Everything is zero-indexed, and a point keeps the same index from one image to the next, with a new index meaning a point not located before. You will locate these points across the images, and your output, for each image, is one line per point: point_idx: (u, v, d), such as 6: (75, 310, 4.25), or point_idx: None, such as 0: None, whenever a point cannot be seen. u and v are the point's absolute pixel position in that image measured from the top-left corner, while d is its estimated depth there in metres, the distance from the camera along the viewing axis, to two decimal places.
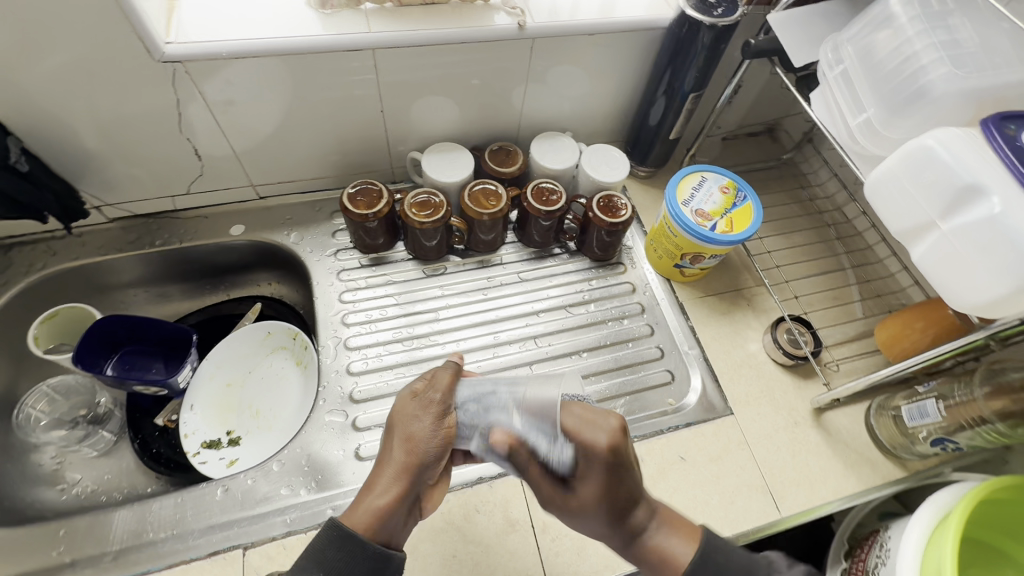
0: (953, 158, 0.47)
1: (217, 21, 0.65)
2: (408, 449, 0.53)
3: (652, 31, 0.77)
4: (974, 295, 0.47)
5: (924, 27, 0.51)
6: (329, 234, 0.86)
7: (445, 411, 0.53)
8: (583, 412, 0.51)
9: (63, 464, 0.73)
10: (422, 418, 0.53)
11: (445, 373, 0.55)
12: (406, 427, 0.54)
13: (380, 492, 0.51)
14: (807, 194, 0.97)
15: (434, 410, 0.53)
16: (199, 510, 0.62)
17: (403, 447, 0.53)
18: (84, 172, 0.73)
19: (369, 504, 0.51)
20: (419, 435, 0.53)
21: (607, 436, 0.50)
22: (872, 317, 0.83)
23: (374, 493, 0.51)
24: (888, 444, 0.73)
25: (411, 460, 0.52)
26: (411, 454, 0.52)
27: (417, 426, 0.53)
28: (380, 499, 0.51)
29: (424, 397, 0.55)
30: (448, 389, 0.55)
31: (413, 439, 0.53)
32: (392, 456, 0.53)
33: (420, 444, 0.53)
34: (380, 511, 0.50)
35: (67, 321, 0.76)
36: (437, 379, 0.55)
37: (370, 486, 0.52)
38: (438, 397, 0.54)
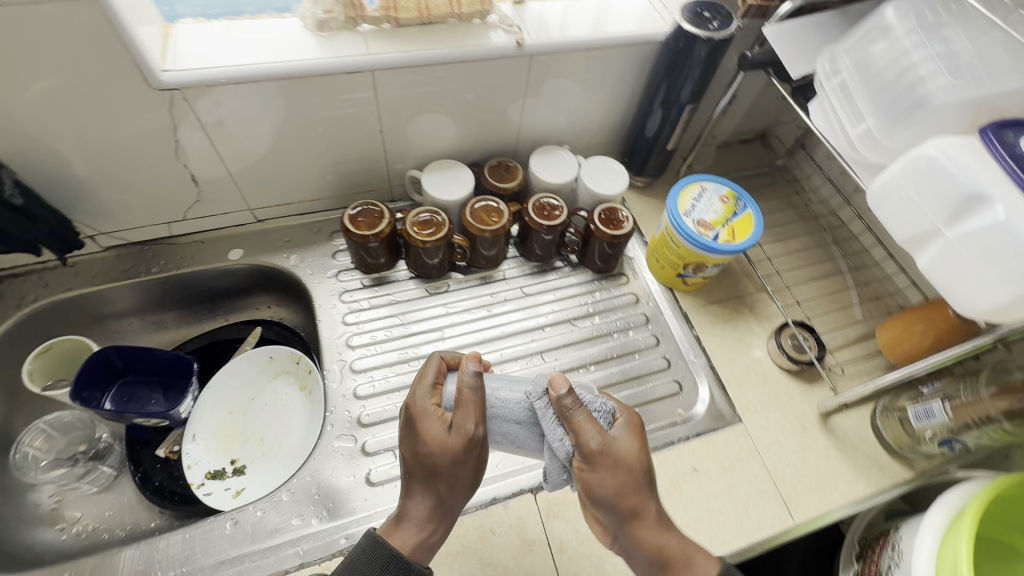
0: (956, 168, 0.48)
1: (214, 47, 0.64)
2: (450, 483, 0.53)
3: (647, 45, 0.78)
4: (984, 301, 0.48)
5: (920, 39, 0.52)
6: (329, 255, 0.85)
7: (484, 442, 0.54)
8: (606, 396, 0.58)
9: (61, 502, 0.71)
10: (465, 457, 0.53)
11: (476, 403, 0.53)
12: (444, 463, 0.52)
13: (422, 521, 0.53)
14: (802, 199, 0.98)
15: (475, 446, 0.53)
16: (208, 545, 0.60)
17: (443, 481, 0.53)
18: (78, 201, 0.72)
19: (414, 537, 0.52)
20: (461, 472, 0.53)
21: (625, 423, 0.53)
22: (872, 319, 0.84)
23: (416, 523, 0.53)
24: (893, 445, 0.74)
25: (451, 491, 0.54)
26: (452, 487, 0.53)
27: (459, 463, 0.53)
28: (426, 529, 0.53)
29: (461, 432, 0.52)
30: (482, 419, 0.54)
31: (455, 474, 0.53)
32: (430, 489, 0.53)
33: (459, 478, 0.53)
34: (428, 538, 0.53)
35: (65, 354, 0.75)
36: (470, 411, 0.53)
37: (409, 515, 0.53)
38: (480, 433, 0.53)
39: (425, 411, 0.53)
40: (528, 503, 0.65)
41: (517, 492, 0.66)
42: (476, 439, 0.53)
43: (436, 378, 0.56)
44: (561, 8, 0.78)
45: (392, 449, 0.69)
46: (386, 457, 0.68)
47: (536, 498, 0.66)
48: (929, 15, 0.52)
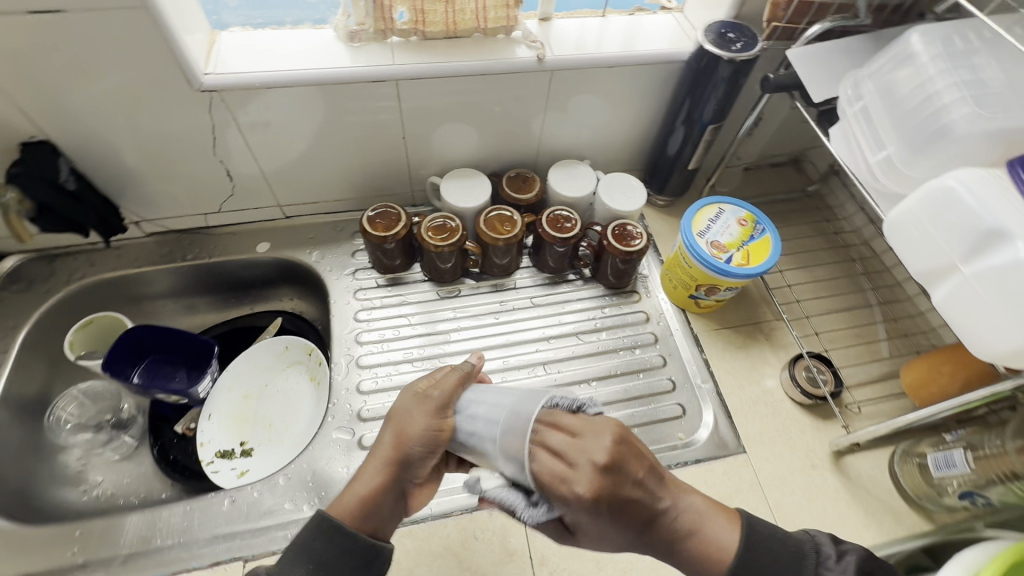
0: (976, 201, 0.46)
1: (254, 53, 0.69)
2: (398, 442, 0.52)
3: (671, 64, 0.77)
4: (1001, 342, 0.45)
5: (946, 66, 0.50)
6: (349, 254, 0.89)
7: (441, 408, 0.53)
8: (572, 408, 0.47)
9: (86, 465, 0.76)
10: (417, 414, 0.53)
11: (454, 375, 0.55)
12: (400, 421, 0.53)
13: (365, 482, 0.51)
14: (833, 227, 0.94)
15: (429, 407, 0.53)
16: (206, 519, 0.64)
17: (393, 440, 0.53)
18: (125, 189, 0.78)
19: (355, 492, 0.50)
20: (410, 430, 0.52)
21: (591, 468, 0.43)
22: (898, 357, 0.80)
23: (360, 482, 0.51)
24: (911, 492, 0.69)
25: (397, 454, 0.52)
26: (400, 449, 0.52)
27: (410, 421, 0.53)
28: (365, 490, 0.50)
29: (424, 394, 0.54)
30: (453, 389, 0.54)
31: (404, 433, 0.52)
32: (380, 448, 0.53)
33: (409, 441, 0.52)
34: (364, 501, 0.50)
35: (102, 330, 0.80)
36: (445, 378, 0.55)
37: (358, 475, 0.52)
38: (439, 394, 0.53)
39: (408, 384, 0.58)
40: (514, 513, 0.65)
41: None
42: (437, 403, 0.53)
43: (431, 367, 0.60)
44: (587, 26, 0.79)
45: None
46: None
47: None
48: (957, 43, 0.51)
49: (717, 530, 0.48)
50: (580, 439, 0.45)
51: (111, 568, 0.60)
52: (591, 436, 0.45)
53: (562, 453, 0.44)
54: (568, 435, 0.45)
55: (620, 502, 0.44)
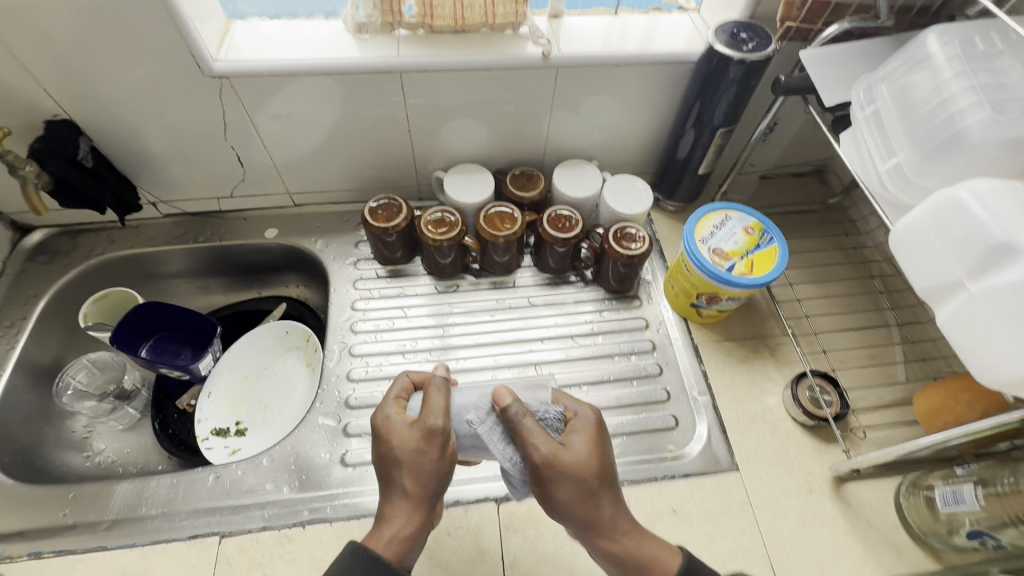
0: (987, 213, 0.42)
1: (264, 42, 0.71)
2: (416, 481, 0.49)
3: (682, 65, 0.75)
4: (1007, 368, 0.42)
5: (964, 68, 0.47)
6: (352, 244, 0.90)
7: (446, 434, 0.50)
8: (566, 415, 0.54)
9: (91, 433, 0.79)
10: (426, 449, 0.50)
11: (440, 395, 0.52)
12: (410, 459, 0.50)
13: (399, 524, 0.49)
14: (852, 242, 0.90)
15: (435, 437, 0.50)
16: (190, 492, 0.65)
17: (409, 478, 0.50)
18: (143, 171, 0.82)
19: (391, 537, 0.48)
20: (427, 466, 0.50)
21: (588, 426, 0.53)
22: (914, 382, 0.75)
23: (393, 525, 0.49)
24: (919, 529, 0.64)
25: (421, 489, 0.50)
26: (422, 485, 0.50)
27: (423, 457, 0.50)
28: (401, 532, 0.49)
29: (422, 425, 0.51)
30: (444, 410, 0.51)
31: (420, 470, 0.50)
32: (399, 489, 0.50)
33: (428, 475, 0.50)
34: (404, 542, 0.48)
35: (115, 303, 0.83)
36: (433, 401, 0.52)
37: (385, 519, 0.50)
38: (439, 424, 0.50)
39: (387, 417, 0.53)
40: (490, 512, 0.65)
41: (481, 499, 0.65)
42: (438, 429, 0.50)
43: (401, 393, 0.55)
44: (597, 24, 0.77)
45: (371, 434, 0.71)
46: (364, 441, 0.71)
47: (498, 508, 0.65)
48: (977, 44, 0.48)
49: (658, 551, 0.51)
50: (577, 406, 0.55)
51: (96, 532, 0.63)
52: (583, 411, 0.54)
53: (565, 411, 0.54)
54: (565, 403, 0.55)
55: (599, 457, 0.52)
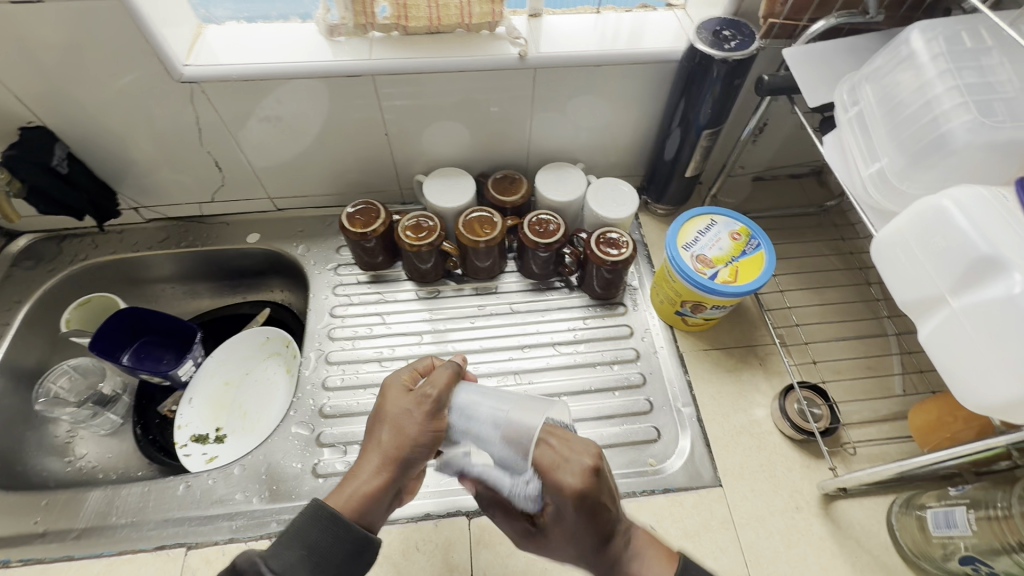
0: (971, 224, 0.40)
1: (235, 47, 0.70)
2: (394, 439, 0.49)
3: (665, 64, 0.73)
4: (989, 391, 0.39)
5: (949, 67, 0.44)
6: (334, 249, 0.89)
7: (438, 407, 0.49)
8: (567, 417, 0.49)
9: (74, 438, 0.79)
10: (413, 411, 0.49)
11: (445, 371, 0.51)
12: (396, 417, 0.50)
13: (364, 479, 0.48)
14: (849, 246, 0.86)
15: (425, 404, 0.49)
16: (161, 501, 0.65)
17: (388, 436, 0.49)
18: (123, 178, 0.82)
19: (354, 490, 0.48)
20: (408, 429, 0.49)
21: (578, 477, 0.44)
22: (911, 395, 0.71)
23: (358, 478, 0.49)
24: (911, 551, 0.61)
25: (395, 451, 0.49)
26: (397, 446, 0.49)
27: (407, 419, 0.49)
28: (364, 487, 0.48)
29: (418, 390, 0.50)
30: (446, 385, 0.50)
31: (400, 430, 0.49)
32: (377, 444, 0.50)
33: (407, 438, 0.49)
34: (363, 499, 0.47)
35: (98, 309, 0.84)
36: (436, 374, 0.51)
37: (354, 471, 0.49)
38: (432, 392, 0.49)
39: (394, 381, 0.53)
40: (461, 527, 0.63)
41: (451, 513, 0.64)
42: (432, 400, 0.49)
43: (419, 366, 0.55)
44: (578, 23, 0.75)
45: (344, 443, 0.70)
46: (337, 451, 0.70)
47: (470, 523, 0.63)
48: (964, 40, 0.45)
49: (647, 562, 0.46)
50: (572, 440, 0.46)
51: (65, 541, 0.63)
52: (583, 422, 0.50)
53: (555, 449, 0.45)
54: (560, 438, 0.46)
55: (592, 508, 0.45)
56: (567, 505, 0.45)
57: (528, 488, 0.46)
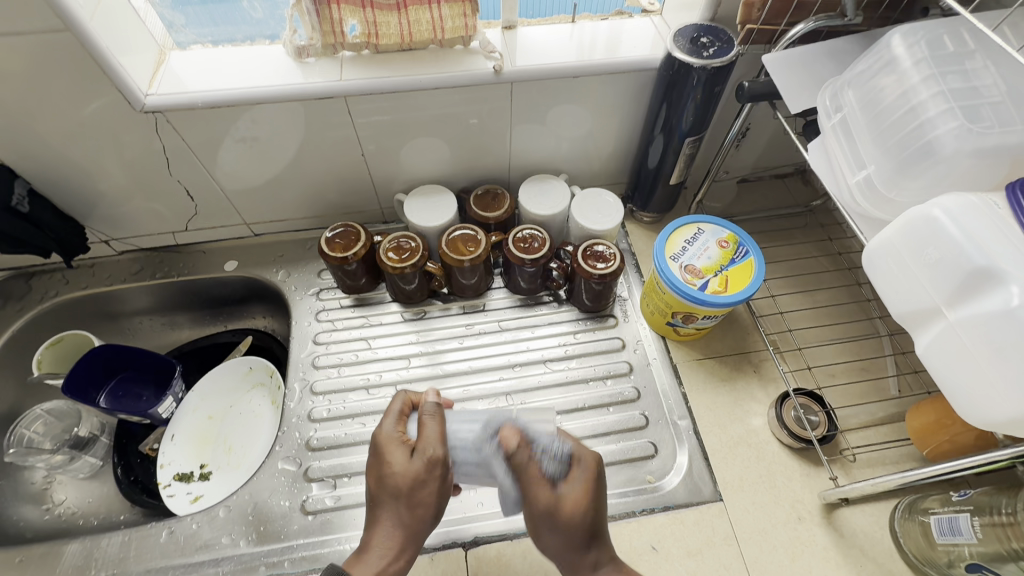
0: (963, 234, 0.39)
1: (199, 73, 0.67)
2: (411, 513, 0.48)
3: (644, 72, 0.71)
4: (993, 407, 0.38)
5: (933, 72, 0.43)
6: (315, 273, 0.87)
7: (446, 469, 0.49)
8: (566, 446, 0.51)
9: (52, 484, 0.76)
10: (423, 481, 0.48)
11: (438, 428, 0.50)
12: (405, 486, 0.48)
13: (386, 551, 0.47)
14: (837, 246, 0.85)
15: (434, 469, 0.49)
16: (143, 550, 0.63)
17: (402, 508, 0.48)
18: (91, 212, 0.79)
19: (376, 566, 0.47)
20: (422, 497, 0.48)
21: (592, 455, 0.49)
22: (908, 397, 0.71)
23: (378, 552, 0.47)
24: (915, 558, 0.59)
25: (413, 522, 0.48)
26: (413, 515, 0.48)
27: (419, 489, 0.48)
28: (387, 561, 0.47)
29: (421, 455, 0.49)
30: (441, 442, 0.50)
31: (414, 502, 0.48)
32: (391, 515, 0.48)
33: (422, 508, 0.48)
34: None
35: (71, 347, 0.81)
36: (431, 433, 0.50)
37: (373, 541, 0.48)
38: (437, 459, 0.49)
39: (388, 437, 0.51)
40: (456, 559, 0.61)
41: (448, 544, 0.62)
42: (439, 461, 0.49)
43: (403, 409, 0.54)
44: (555, 33, 0.74)
45: (333, 477, 0.68)
46: (326, 486, 0.67)
47: (467, 554, 0.61)
48: (945, 45, 0.44)
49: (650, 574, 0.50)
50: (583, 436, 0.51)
51: None
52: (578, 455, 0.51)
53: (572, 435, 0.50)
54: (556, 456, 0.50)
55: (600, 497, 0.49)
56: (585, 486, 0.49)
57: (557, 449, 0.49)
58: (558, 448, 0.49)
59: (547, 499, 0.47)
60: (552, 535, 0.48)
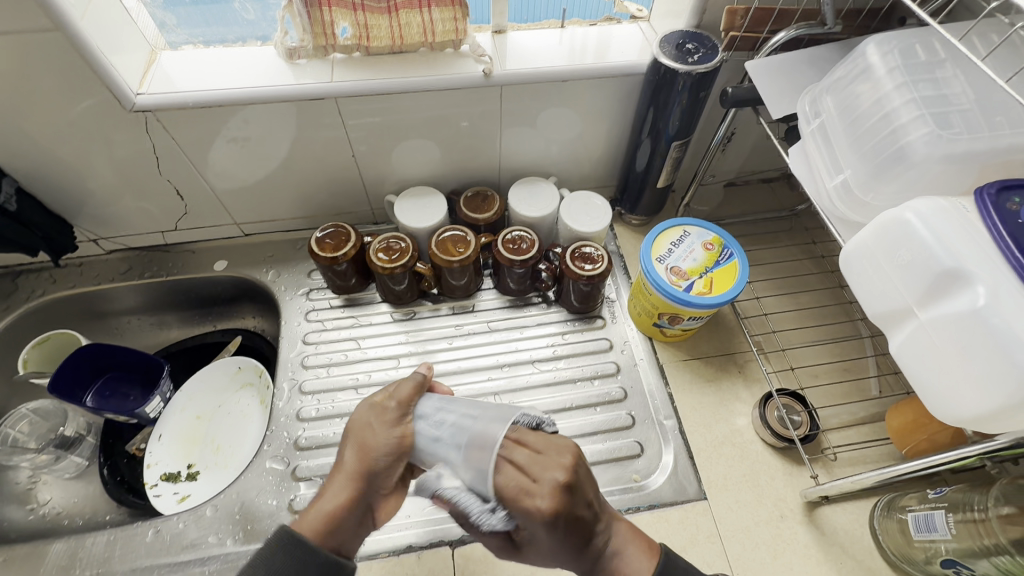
0: (934, 237, 0.40)
1: (189, 74, 0.68)
2: (360, 453, 0.48)
3: (632, 77, 0.73)
4: (961, 403, 0.40)
5: (906, 80, 0.45)
6: (305, 273, 0.87)
7: (399, 416, 0.49)
8: (529, 457, 0.40)
9: (36, 484, 0.75)
10: (375, 425, 0.49)
11: (405, 381, 0.51)
12: (360, 432, 0.49)
13: (331, 497, 0.47)
14: (821, 250, 0.87)
15: (387, 416, 0.49)
16: (128, 550, 0.63)
17: (355, 455, 0.48)
18: (79, 211, 0.79)
19: (320, 508, 0.46)
20: (371, 442, 0.48)
21: (552, 489, 0.38)
22: (888, 397, 0.72)
23: (326, 498, 0.47)
24: (893, 555, 0.61)
25: (364, 469, 0.48)
26: (365, 463, 0.48)
27: (372, 433, 0.49)
28: (333, 504, 0.46)
29: (379, 404, 0.50)
30: (410, 400, 0.50)
31: (366, 446, 0.48)
32: (344, 467, 0.48)
33: (372, 452, 0.48)
34: (330, 518, 0.45)
35: (57, 346, 0.81)
36: (397, 386, 0.51)
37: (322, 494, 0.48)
38: (392, 404, 0.49)
39: (360, 395, 0.52)
40: (443, 557, 0.61)
41: (434, 543, 0.62)
42: (393, 411, 0.49)
43: None
44: (544, 37, 0.75)
45: (321, 476, 0.68)
46: (313, 485, 0.68)
47: (453, 552, 0.62)
48: (918, 55, 0.46)
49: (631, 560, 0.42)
50: (544, 447, 0.41)
51: None
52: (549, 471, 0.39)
53: (523, 469, 0.40)
54: (530, 452, 0.41)
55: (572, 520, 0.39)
56: (540, 529, 0.39)
57: (493, 516, 0.40)
58: (495, 514, 0.40)
59: (507, 537, 0.41)
60: (534, 555, 0.42)
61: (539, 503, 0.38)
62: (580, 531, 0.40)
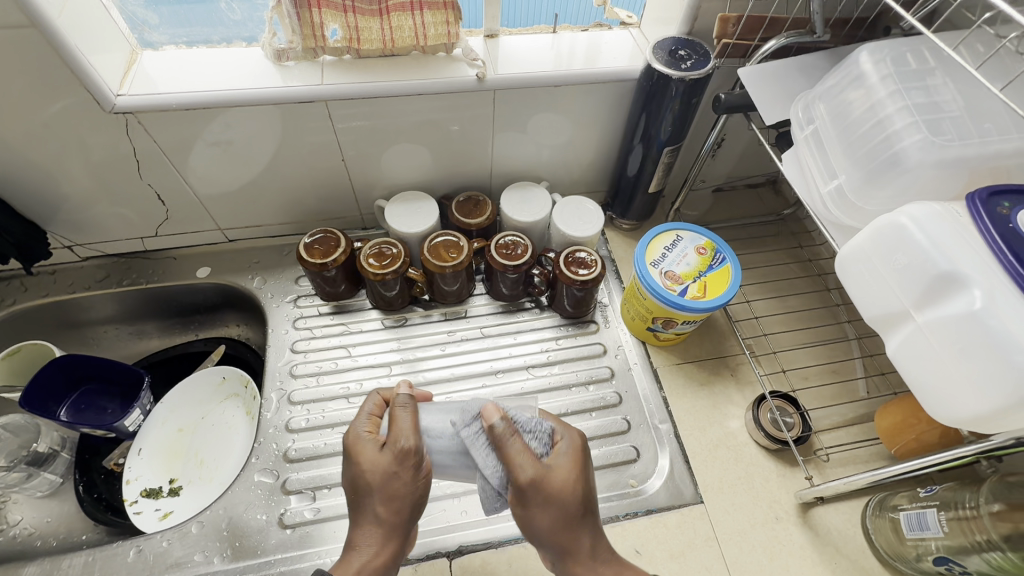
0: (929, 241, 0.41)
1: (172, 75, 0.66)
2: (388, 505, 0.48)
3: (624, 82, 0.73)
4: (961, 404, 0.40)
5: (898, 87, 0.46)
6: (292, 280, 0.85)
7: (418, 459, 0.48)
8: (556, 416, 0.52)
9: (6, 504, 0.71)
10: (395, 474, 0.48)
11: (408, 417, 0.49)
12: (380, 484, 0.48)
13: (369, 549, 0.48)
14: (808, 254, 0.88)
15: (407, 460, 0.48)
16: (107, 571, 0.60)
17: (381, 505, 0.48)
18: (52, 217, 0.76)
19: (359, 561, 0.47)
20: (400, 492, 0.48)
21: (576, 436, 0.50)
22: (876, 398, 0.74)
23: (364, 549, 0.48)
24: (886, 554, 0.61)
25: (393, 517, 0.48)
26: (393, 511, 0.48)
27: (394, 481, 0.48)
28: (371, 557, 0.47)
29: (392, 447, 0.48)
30: (414, 430, 0.49)
31: (392, 494, 0.48)
32: (371, 516, 0.48)
33: (401, 500, 0.48)
34: (374, 569, 0.47)
35: (28, 358, 0.77)
36: (401, 422, 0.49)
37: (356, 542, 0.48)
38: (408, 445, 0.48)
39: (359, 438, 0.50)
40: (440, 569, 0.60)
41: (431, 555, 0.61)
42: (411, 452, 0.48)
43: (375, 411, 0.53)
44: (536, 42, 0.75)
45: (312, 489, 0.66)
46: (304, 498, 0.66)
47: (450, 564, 0.60)
48: (909, 63, 0.47)
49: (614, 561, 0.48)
50: (565, 419, 0.53)
51: None
52: (570, 428, 0.51)
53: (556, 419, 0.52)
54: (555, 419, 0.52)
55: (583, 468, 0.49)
56: (568, 459, 0.48)
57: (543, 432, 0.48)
58: (541, 427, 0.49)
59: (536, 471, 0.46)
60: (543, 514, 0.47)
61: (566, 447, 0.49)
62: (584, 495, 0.49)
